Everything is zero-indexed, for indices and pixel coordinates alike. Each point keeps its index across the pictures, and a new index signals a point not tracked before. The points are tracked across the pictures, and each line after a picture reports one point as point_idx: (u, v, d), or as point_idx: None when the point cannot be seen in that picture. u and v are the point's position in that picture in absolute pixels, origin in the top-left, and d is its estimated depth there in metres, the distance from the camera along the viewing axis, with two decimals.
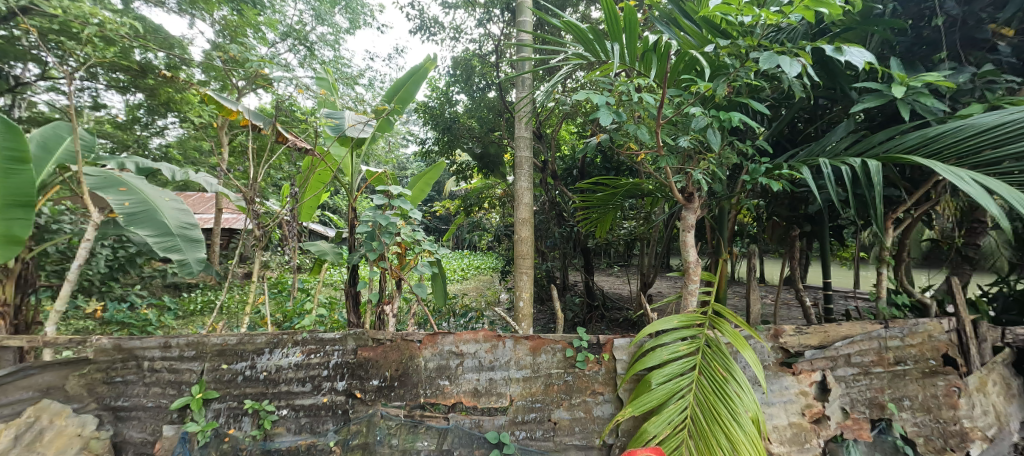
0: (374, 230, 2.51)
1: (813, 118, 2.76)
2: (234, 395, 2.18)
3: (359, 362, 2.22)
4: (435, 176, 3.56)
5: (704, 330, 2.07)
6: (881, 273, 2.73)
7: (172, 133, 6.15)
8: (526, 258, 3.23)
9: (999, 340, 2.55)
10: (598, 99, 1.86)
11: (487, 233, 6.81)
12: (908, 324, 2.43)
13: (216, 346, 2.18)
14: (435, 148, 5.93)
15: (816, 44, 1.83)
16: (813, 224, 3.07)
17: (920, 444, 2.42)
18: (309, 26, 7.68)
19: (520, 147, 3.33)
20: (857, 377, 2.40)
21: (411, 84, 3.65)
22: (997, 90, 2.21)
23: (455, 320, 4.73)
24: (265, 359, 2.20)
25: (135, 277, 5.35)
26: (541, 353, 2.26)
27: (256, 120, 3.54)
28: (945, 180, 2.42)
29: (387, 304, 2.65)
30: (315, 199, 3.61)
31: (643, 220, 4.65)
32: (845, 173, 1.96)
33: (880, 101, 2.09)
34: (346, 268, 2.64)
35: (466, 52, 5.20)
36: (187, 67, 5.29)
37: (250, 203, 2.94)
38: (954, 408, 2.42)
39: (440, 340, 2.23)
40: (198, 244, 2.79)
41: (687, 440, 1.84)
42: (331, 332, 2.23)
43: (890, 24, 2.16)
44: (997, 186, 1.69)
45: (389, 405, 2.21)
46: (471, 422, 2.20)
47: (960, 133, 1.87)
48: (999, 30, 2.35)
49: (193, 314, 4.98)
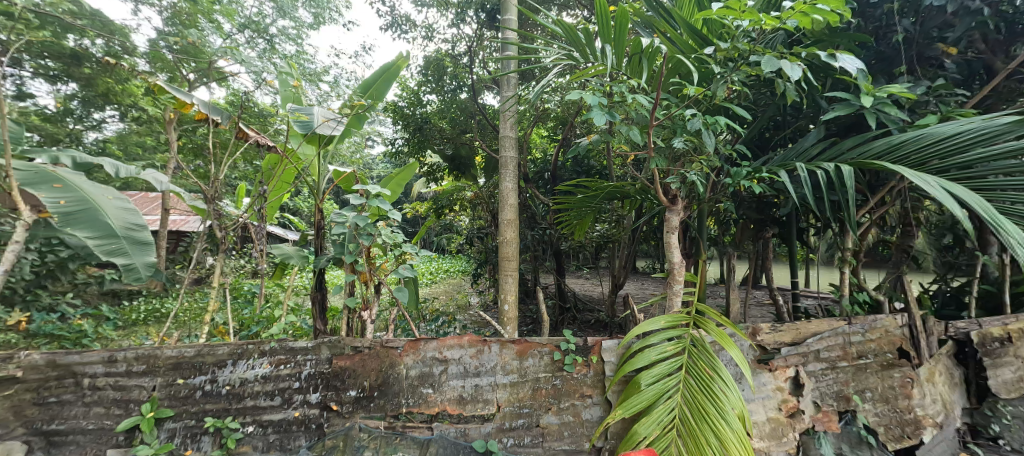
0: (351, 232, 2.37)
1: (781, 126, 2.88)
2: (191, 413, 1.97)
3: (334, 373, 2.08)
4: (408, 176, 3.44)
5: (690, 330, 2.08)
6: (844, 273, 2.86)
7: (111, 127, 5.54)
8: (511, 260, 3.15)
9: (944, 333, 2.71)
10: (591, 99, 1.82)
11: (458, 236, 6.69)
12: (868, 320, 2.58)
13: (170, 359, 1.97)
14: (406, 148, 5.77)
15: (811, 50, 1.86)
16: (781, 227, 3.19)
17: (881, 434, 2.55)
18: (270, 18, 7.24)
19: (505, 147, 3.26)
20: (826, 371, 2.51)
21: (382, 81, 3.52)
22: (949, 102, 2.36)
23: (427, 325, 4.58)
24: (227, 372, 2.01)
25: (68, 285, 4.75)
26: (528, 357, 2.20)
27: (214, 114, 3.29)
28: (902, 186, 2.58)
29: (363, 311, 2.49)
30: (278, 201, 3.42)
31: (616, 223, 4.67)
32: (821, 177, 2.05)
33: (850, 110, 2.20)
34: (314, 273, 2.48)
35: (437, 52, 5.05)
36: (130, 57, 4.90)
37: (210, 202, 2.71)
38: (909, 398, 2.56)
39: (422, 346, 2.13)
40: (148, 248, 2.55)
41: (676, 440, 1.84)
42: (303, 341, 2.07)
43: (858, 37, 2.27)
44: (959, 190, 1.81)
45: (368, 417, 2.08)
46: (457, 431, 2.10)
47: (922, 141, 1.99)
48: (948, 48, 2.54)
49: (136, 324, 4.56)
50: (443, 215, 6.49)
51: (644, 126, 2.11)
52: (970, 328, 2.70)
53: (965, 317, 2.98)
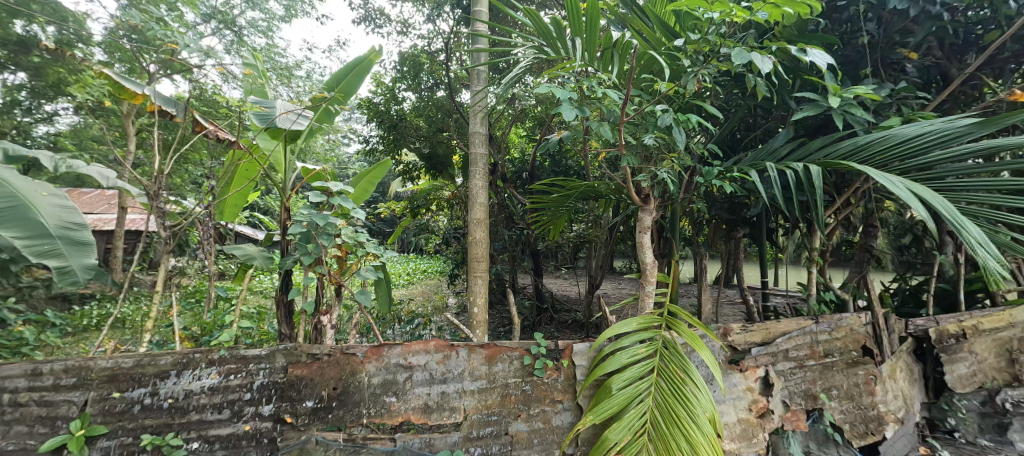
0: (310, 231, 2.23)
1: (751, 127, 2.90)
2: (128, 430, 1.81)
3: (289, 382, 1.95)
4: (380, 174, 3.29)
5: (662, 331, 2.05)
6: (812, 272, 2.90)
7: (64, 120, 5.22)
8: (481, 261, 3.06)
9: (904, 331, 2.78)
10: (562, 93, 1.76)
11: (434, 236, 6.56)
12: (834, 319, 2.62)
13: (104, 371, 1.80)
14: (381, 147, 5.61)
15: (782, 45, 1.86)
16: (752, 227, 3.22)
17: (847, 431, 2.59)
18: (238, 9, 6.90)
19: (475, 144, 3.17)
20: (794, 370, 2.53)
21: (353, 77, 3.37)
22: (910, 105, 2.42)
23: (401, 327, 4.44)
24: (170, 384, 1.85)
25: (10, 288, 4.40)
26: (497, 362, 2.12)
27: (168, 107, 3.07)
28: (866, 187, 2.63)
29: (324, 315, 2.36)
30: (238, 197, 3.27)
31: (593, 222, 4.65)
32: (791, 177, 2.05)
33: (818, 111, 2.21)
34: (278, 274, 2.34)
35: (413, 48, 4.90)
36: (84, 46, 4.58)
37: (153, 198, 2.40)
38: (872, 395, 2.61)
39: (386, 352, 2.03)
40: (87, 249, 2.34)
41: (647, 444, 1.81)
42: (256, 349, 1.94)
43: (824, 38, 2.30)
44: (921, 191, 1.83)
45: (325, 429, 1.96)
46: (421, 442, 2.01)
47: (886, 142, 2.02)
48: (909, 53, 2.60)
49: (87, 330, 4.26)
50: (419, 215, 6.35)
51: (616, 122, 2.07)
52: (929, 325, 2.78)
53: (923, 314, 3.09)
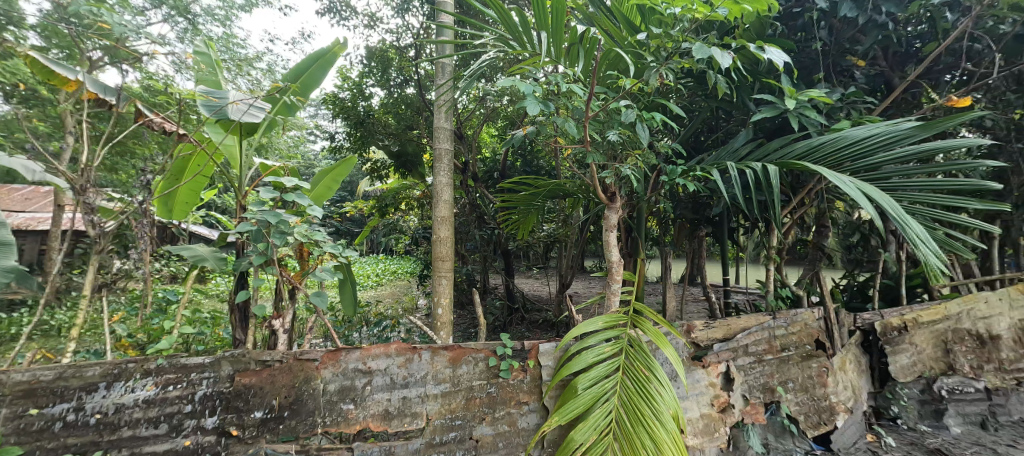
0: (262, 229, 2.09)
1: (713, 128, 2.97)
2: (47, 450, 1.63)
3: (236, 392, 1.82)
4: (345, 172, 3.13)
5: (627, 330, 2.05)
6: (770, 270, 3.00)
7: None
8: (445, 260, 2.99)
9: (853, 325, 2.92)
10: (525, 87, 1.72)
11: (403, 236, 6.40)
12: (789, 315, 2.71)
13: (20, 385, 1.62)
14: (347, 143, 5.42)
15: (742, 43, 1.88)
16: (714, 226, 3.30)
17: (801, 422, 2.69)
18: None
19: (440, 139, 3.09)
20: (753, 365, 2.61)
21: (316, 69, 3.20)
22: (859, 109, 2.53)
23: (368, 330, 4.29)
24: (98, 398, 1.69)
25: None
26: (461, 364, 2.06)
27: (105, 93, 2.74)
28: (819, 187, 2.74)
29: (277, 319, 2.22)
30: (188, 194, 3.04)
31: (563, 222, 4.66)
32: (750, 177, 2.09)
33: (776, 112, 2.28)
34: (232, 275, 2.21)
35: (382, 43, 4.75)
36: (16, 29, 4.19)
37: (80, 193, 2.19)
38: (825, 386, 2.73)
39: (343, 356, 1.93)
40: (6, 249, 2.11)
41: (612, 443, 1.80)
42: (199, 357, 1.80)
43: (781, 41, 2.37)
44: (869, 190, 1.91)
45: (276, 441, 1.85)
46: (381, 450, 1.93)
47: (838, 144, 2.09)
48: (857, 60, 2.73)
49: (16, 340, 3.88)
50: (388, 215, 6.17)
51: (581, 118, 2.05)
52: (875, 319, 2.93)
53: (870, 309, 3.26)
